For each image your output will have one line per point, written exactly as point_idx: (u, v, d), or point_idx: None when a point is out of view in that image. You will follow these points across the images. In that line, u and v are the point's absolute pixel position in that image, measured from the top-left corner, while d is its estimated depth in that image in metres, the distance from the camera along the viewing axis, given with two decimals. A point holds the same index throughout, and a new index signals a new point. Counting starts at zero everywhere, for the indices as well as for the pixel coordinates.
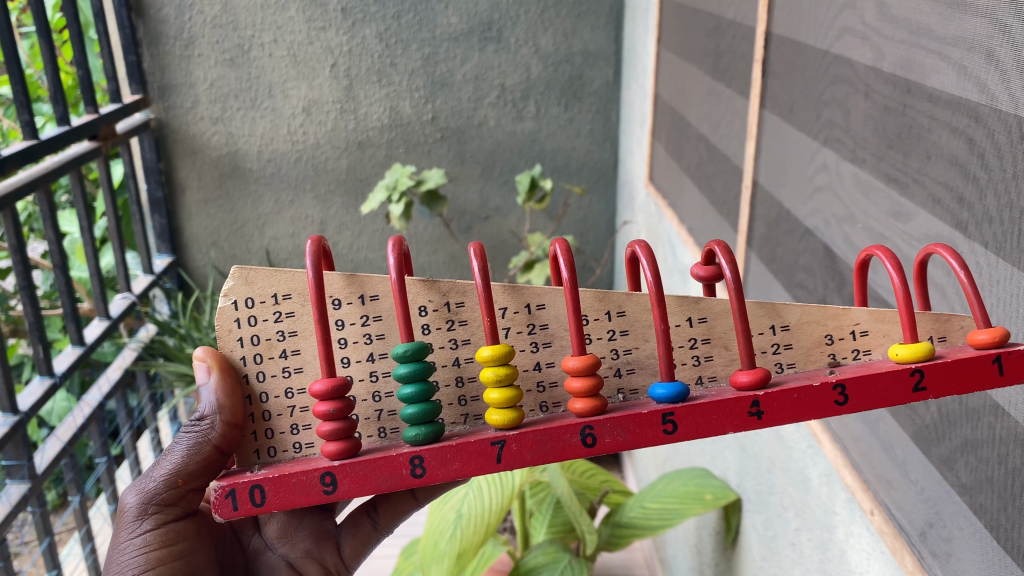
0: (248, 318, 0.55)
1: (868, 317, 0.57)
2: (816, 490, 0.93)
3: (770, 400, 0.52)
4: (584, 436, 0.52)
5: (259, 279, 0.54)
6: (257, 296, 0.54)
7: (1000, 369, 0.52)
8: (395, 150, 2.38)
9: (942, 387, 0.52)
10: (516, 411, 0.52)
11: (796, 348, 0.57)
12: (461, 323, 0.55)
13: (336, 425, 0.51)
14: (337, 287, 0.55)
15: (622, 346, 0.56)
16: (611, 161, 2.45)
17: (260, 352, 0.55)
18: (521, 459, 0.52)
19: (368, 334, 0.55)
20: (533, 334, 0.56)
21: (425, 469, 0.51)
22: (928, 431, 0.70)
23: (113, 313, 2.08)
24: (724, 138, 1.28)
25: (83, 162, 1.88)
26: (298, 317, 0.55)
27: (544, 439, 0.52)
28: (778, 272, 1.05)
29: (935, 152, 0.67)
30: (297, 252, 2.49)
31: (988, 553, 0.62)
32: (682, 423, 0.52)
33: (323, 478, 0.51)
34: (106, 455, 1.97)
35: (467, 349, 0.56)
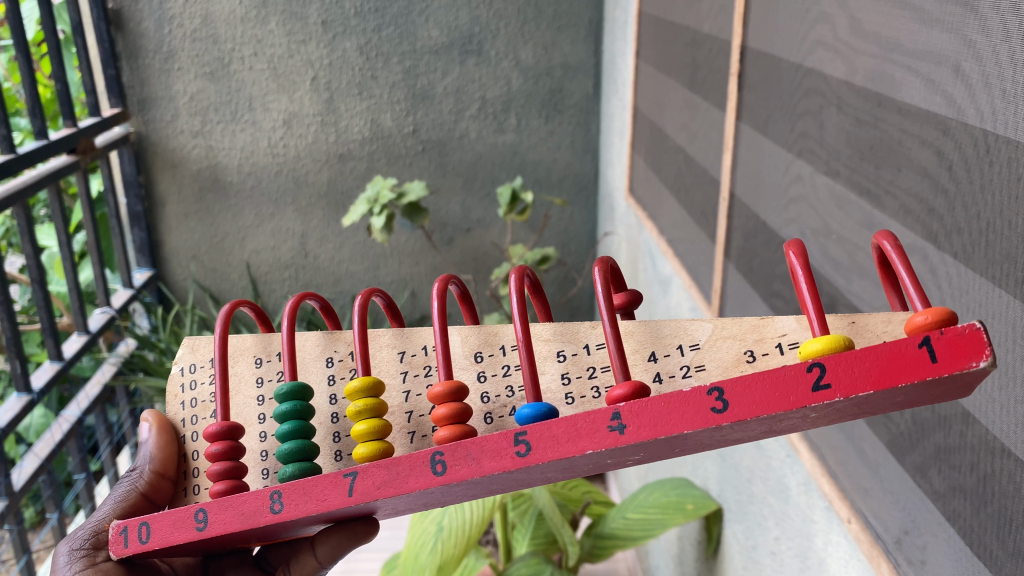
0: (189, 382, 0.61)
1: (794, 327, 0.52)
2: (796, 499, 0.93)
3: (630, 408, 0.43)
4: (433, 464, 0.45)
5: (202, 346, 0.61)
6: (198, 362, 0.61)
7: (931, 355, 0.39)
8: (376, 162, 2.38)
9: (850, 383, 0.40)
10: (384, 445, 0.50)
11: (708, 369, 0.53)
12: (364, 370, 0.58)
13: (223, 462, 0.52)
14: (259, 348, 0.60)
15: (517, 382, 0.55)
16: (591, 173, 2.47)
17: (197, 414, 0.61)
18: (373, 493, 0.46)
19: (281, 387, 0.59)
20: (429, 376, 0.57)
21: (283, 504, 0.47)
22: (903, 439, 0.71)
23: (92, 327, 2.07)
24: (701, 150, 1.29)
25: (60, 177, 1.86)
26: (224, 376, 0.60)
27: (392, 468, 0.46)
28: (755, 282, 1.06)
29: (906, 165, 0.68)
30: (278, 265, 2.48)
31: (960, 560, 0.62)
32: (534, 442, 0.44)
33: (196, 514, 0.49)
34: (85, 471, 1.95)
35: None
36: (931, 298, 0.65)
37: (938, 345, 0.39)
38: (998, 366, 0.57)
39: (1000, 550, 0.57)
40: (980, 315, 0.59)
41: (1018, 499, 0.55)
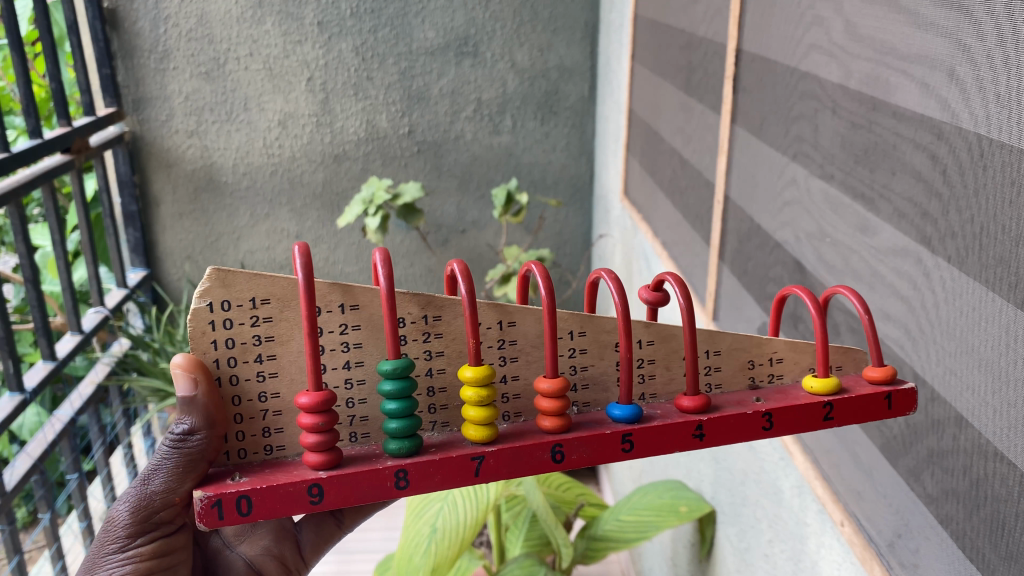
0: (222, 322, 0.51)
1: (785, 346, 0.63)
2: (789, 502, 0.93)
3: (711, 424, 0.57)
4: (553, 453, 0.55)
5: (238, 282, 0.50)
6: (233, 299, 0.50)
7: (890, 404, 0.60)
8: (371, 163, 2.38)
9: (846, 417, 0.60)
10: (492, 428, 0.54)
11: (722, 372, 0.62)
12: (434, 334, 0.55)
13: (320, 437, 0.51)
14: (322, 293, 0.52)
15: (580, 363, 0.58)
16: (586, 175, 2.47)
17: (233, 356, 0.52)
18: (497, 473, 0.54)
19: (346, 343, 0.53)
20: (502, 349, 0.56)
21: (409, 481, 0.52)
22: (896, 442, 0.71)
23: (86, 327, 2.06)
24: (696, 153, 1.29)
25: (55, 175, 1.86)
26: (277, 319, 0.52)
27: (518, 454, 0.54)
28: (749, 285, 1.06)
29: (900, 169, 0.68)
30: (273, 266, 2.48)
31: (954, 563, 0.63)
32: (638, 442, 0.56)
33: (311, 489, 0.51)
34: (78, 471, 1.94)
35: (441, 361, 0.56)
36: (925, 302, 0.65)
37: (895, 399, 0.60)
38: (989, 371, 0.57)
39: (993, 554, 0.58)
40: (973, 318, 0.59)
41: (1011, 502, 0.55)
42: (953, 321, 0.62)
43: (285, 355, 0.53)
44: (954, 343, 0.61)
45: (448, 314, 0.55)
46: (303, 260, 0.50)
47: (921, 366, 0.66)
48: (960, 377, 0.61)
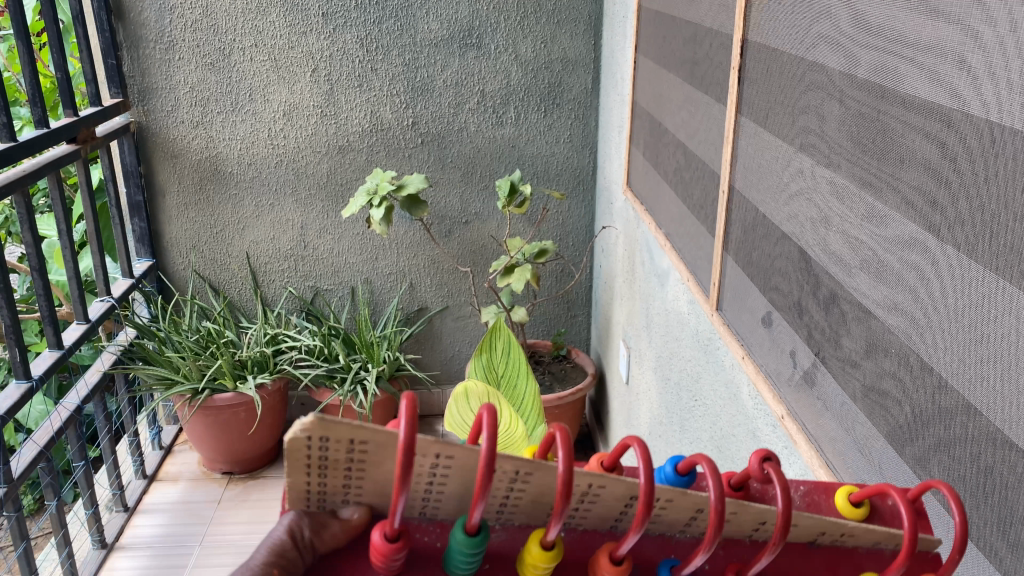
0: (319, 448, 0.50)
1: (862, 530, 0.59)
2: None
3: None
4: None
5: (338, 426, 0.49)
6: (332, 436, 0.49)
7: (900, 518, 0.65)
8: (376, 154, 2.39)
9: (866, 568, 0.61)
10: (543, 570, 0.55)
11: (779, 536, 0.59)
12: (524, 488, 0.55)
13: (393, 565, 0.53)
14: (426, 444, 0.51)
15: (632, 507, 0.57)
16: (589, 166, 2.48)
17: (324, 469, 0.51)
18: None
19: (434, 473, 0.53)
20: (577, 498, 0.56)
21: None
22: (902, 431, 0.72)
23: (91, 316, 2.07)
24: (701, 145, 1.30)
25: (60, 165, 1.87)
26: (374, 454, 0.51)
27: None
28: (754, 275, 1.08)
29: (908, 157, 0.70)
30: (277, 256, 2.50)
31: (960, 552, 0.65)
32: None
33: None
34: (84, 459, 1.96)
35: (518, 492, 0.55)
36: (933, 289, 0.66)
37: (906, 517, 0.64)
38: (998, 357, 0.59)
39: (1002, 544, 0.59)
40: (983, 305, 0.60)
41: (1019, 490, 0.57)
42: (962, 309, 0.63)
43: (370, 472, 0.52)
44: (963, 331, 0.63)
45: (541, 476, 0.54)
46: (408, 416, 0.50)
47: (927, 353, 0.67)
48: (966, 363, 0.62)
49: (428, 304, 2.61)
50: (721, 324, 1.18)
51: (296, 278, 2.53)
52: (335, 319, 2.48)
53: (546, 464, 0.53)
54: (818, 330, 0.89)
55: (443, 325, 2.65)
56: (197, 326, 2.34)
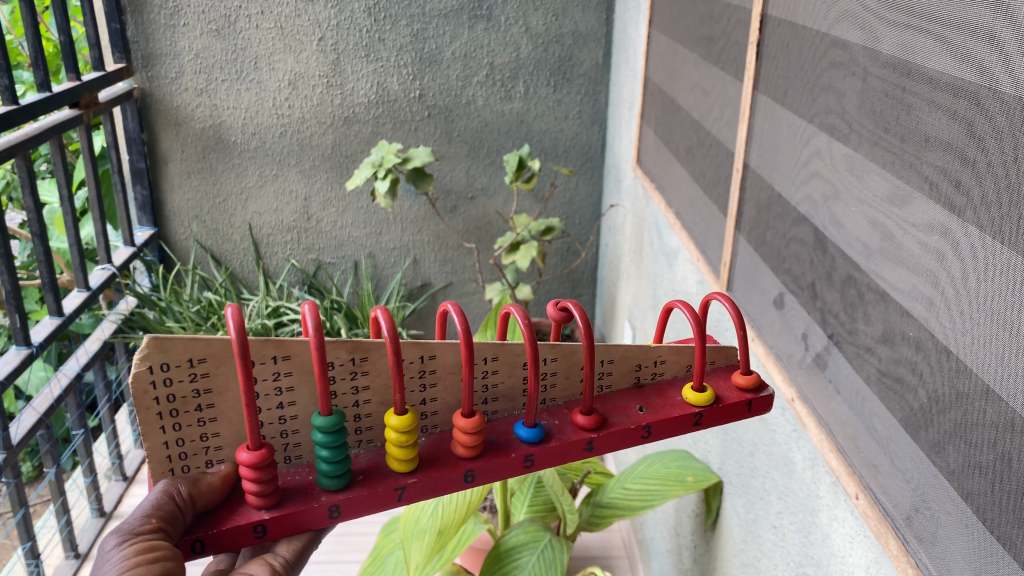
0: (163, 380, 0.59)
1: (668, 352, 0.80)
2: (801, 474, 0.93)
3: (599, 440, 0.73)
4: (467, 476, 0.69)
5: (174, 347, 0.59)
6: (172, 362, 0.59)
7: (751, 408, 0.80)
8: (382, 127, 2.36)
9: (710, 420, 0.78)
10: (411, 460, 0.67)
11: (612, 374, 0.78)
12: (359, 375, 0.65)
13: (260, 485, 0.63)
14: (259, 352, 0.61)
15: (492, 381, 0.71)
16: (598, 143, 2.45)
17: (176, 408, 0.61)
18: (419, 495, 0.68)
19: (278, 387, 0.63)
20: (422, 376, 0.68)
21: (340, 512, 0.66)
22: (917, 416, 0.69)
23: (92, 284, 2.06)
24: (715, 122, 1.28)
25: (63, 130, 1.84)
26: (215, 375, 0.61)
27: (435, 483, 0.68)
28: (766, 255, 1.05)
29: (933, 136, 0.67)
30: (281, 228, 2.47)
31: (973, 539, 0.62)
32: (537, 460, 0.71)
33: (255, 527, 0.65)
34: (83, 427, 1.95)
35: (366, 394, 0.67)
36: (954, 272, 0.64)
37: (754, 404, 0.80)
38: (1018, 341, 0.56)
39: (1018, 532, 0.56)
40: (1006, 288, 0.58)
41: None
42: (983, 292, 0.60)
43: (217, 387, 0.62)
44: (984, 314, 0.60)
45: (372, 360, 0.65)
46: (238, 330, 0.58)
47: (946, 335, 0.65)
48: (987, 346, 0.60)
49: (431, 280, 2.60)
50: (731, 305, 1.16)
51: (299, 250, 2.51)
52: (337, 292, 2.47)
53: (374, 344, 0.64)
54: (833, 313, 0.86)
55: (446, 301, 2.64)
56: (199, 297, 2.35)
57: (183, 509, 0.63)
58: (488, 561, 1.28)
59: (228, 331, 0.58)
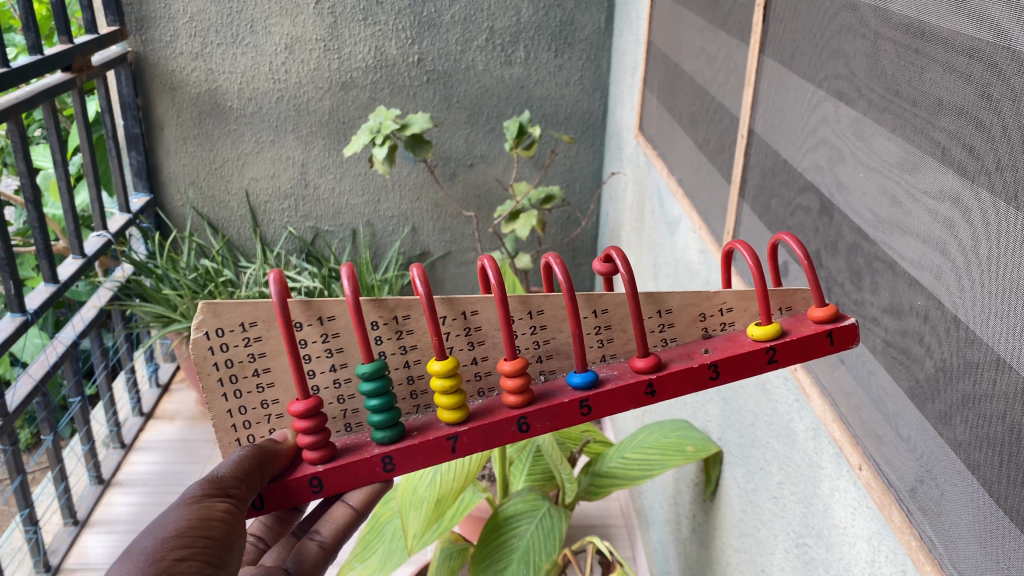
0: (220, 345, 0.65)
1: (734, 298, 0.74)
2: (802, 445, 0.92)
3: (660, 381, 0.70)
4: (520, 424, 0.69)
5: (225, 312, 0.64)
6: (225, 327, 0.65)
7: (831, 340, 0.71)
8: (379, 92, 2.33)
9: (789, 357, 0.71)
10: (463, 410, 0.68)
11: (675, 325, 0.73)
12: (404, 336, 0.68)
13: (314, 438, 0.67)
14: (298, 314, 0.66)
15: (542, 336, 0.71)
16: (600, 110, 2.41)
17: (234, 373, 0.66)
18: (471, 447, 0.69)
19: (328, 349, 0.67)
20: (469, 334, 0.69)
21: (394, 465, 0.68)
22: (924, 387, 0.67)
23: (87, 251, 2.04)
24: (719, 87, 1.25)
25: (56, 94, 1.81)
26: (265, 340, 0.66)
27: (488, 432, 0.69)
28: (770, 223, 1.04)
29: (946, 99, 0.65)
30: (278, 194, 2.45)
31: (979, 511, 0.60)
32: (594, 406, 0.70)
33: (311, 480, 0.69)
34: (80, 395, 1.95)
35: (415, 353, 0.69)
36: (966, 240, 0.62)
37: (836, 336, 0.71)
38: None
39: None
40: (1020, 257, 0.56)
41: None
42: (996, 261, 0.58)
43: (272, 352, 0.67)
44: (996, 282, 0.58)
45: (415, 318, 0.68)
46: (277, 290, 0.63)
47: (956, 305, 0.63)
48: (999, 316, 0.58)
49: (430, 248, 2.57)
50: (733, 274, 1.14)
51: (296, 218, 2.49)
52: (334, 260, 2.45)
53: (410, 302, 0.67)
54: (838, 281, 0.85)
55: (444, 270, 2.62)
56: (195, 264, 2.32)
57: (259, 471, 0.68)
58: (487, 531, 1.27)
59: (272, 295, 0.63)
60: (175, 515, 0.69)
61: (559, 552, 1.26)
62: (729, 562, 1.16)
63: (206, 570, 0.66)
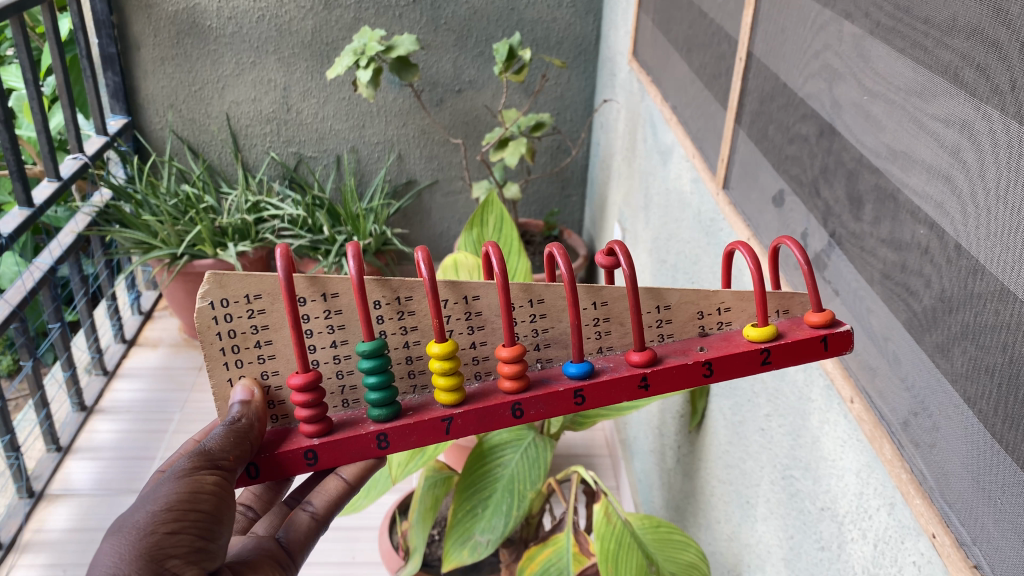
0: (223, 315, 0.62)
1: (732, 298, 0.72)
2: (792, 377, 0.90)
3: (655, 376, 0.68)
4: (514, 410, 0.67)
5: (231, 282, 0.62)
6: (230, 297, 0.62)
7: (826, 346, 0.70)
8: (364, 12, 2.25)
9: (782, 361, 0.70)
10: (459, 392, 0.66)
11: (672, 321, 0.71)
12: (404, 316, 0.65)
13: (312, 411, 0.64)
14: (301, 287, 0.63)
15: (540, 326, 0.68)
16: (592, 34, 2.34)
17: (236, 343, 0.64)
18: (466, 430, 0.66)
19: (330, 324, 0.64)
20: (469, 318, 0.67)
21: (389, 442, 0.66)
22: (922, 318, 0.65)
23: (64, 174, 1.98)
24: (718, 7, 1.20)
25: (25, 9, 1.73)
26: (269, 312, 0.63)
27: (482, 415, 0.66)
28: (767, 150, 1.00)
29: (961, 16, 0.61)
30: (260, 119, 2.38)
31: (975, 444, 0.58)
32: (589, 397, 0.67)
33: (307, 454, 0.66)
34: (60, 321, 1.91)
35: (415, 334, 0.66)
36: (976, 165, 0.59)
37: (830, 342, 0.69)
38: None
39: None
40: None
41: None
42: (1008, 187, 0.55)
43: (273, 323, 0.63)
44: (1006, 209, 0.55)
45: (415, 299, 0.65)
46: (283, 264, 0.60)
47: (962, 234, 0.60)
48: (1008, 245, 0.55)
49: (416, 177, 2.52)
50: (726, 204, 1.11)
51: (279, 143, 2.43)
52: (319, 187, 2.40)
53: (412, 283, 0.64)
54: (837, 209, 0.82)
55: (431, 199, 2.56)
56: (176, 190, 2.26)
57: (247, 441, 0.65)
58: (471, 460, 1.26)
59: (277, 268, 0.61)
60: (164, 488, 0.66)
61: (543, 482, 1.26)
62: (713, 493, 1.16)
63: (197, 545, 0.64)
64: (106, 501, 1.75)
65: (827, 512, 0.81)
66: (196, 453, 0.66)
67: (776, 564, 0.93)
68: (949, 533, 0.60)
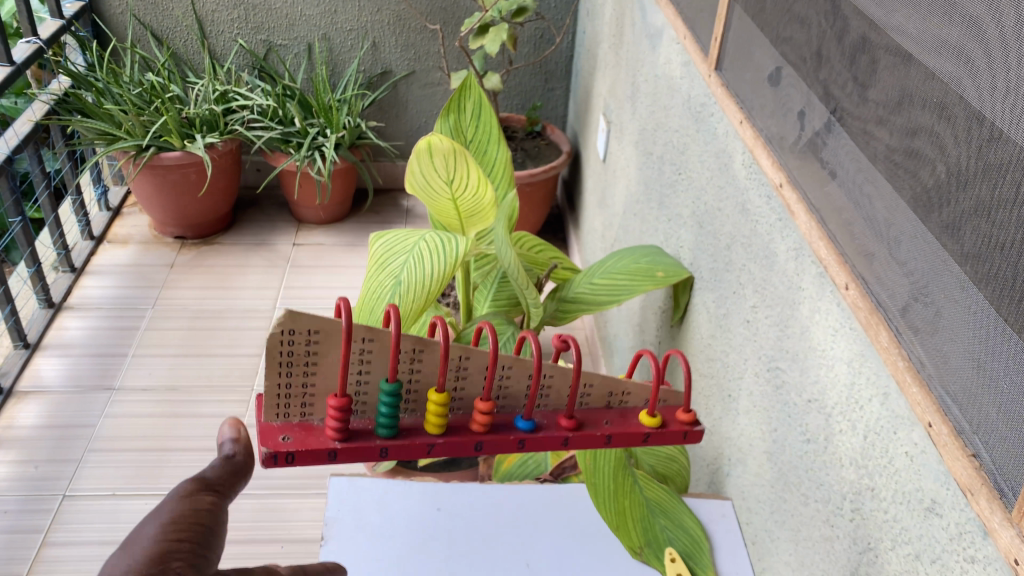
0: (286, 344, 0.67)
1: (640, 388, 0.82)
2: (782, 266, 0.86)
3: (578, 440, 0.77)
4: (477, 447, 0.75)
5: (301, 318, 0.66)
6: (297, 328, 0.66)
7: (686, 436, 0.81)
8: None
9: (671, 437, 0.80)
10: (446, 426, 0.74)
11: (592, 393, 0.81)
12: (413, 358, 0.72)
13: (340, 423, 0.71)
14: (358, 330, 0.69)
15: (501, 385, 0.77)
16: None
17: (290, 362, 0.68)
18: (445, 454, 0.75)
19: (363, 357, 0.71)
20: (455, 373, 0.74)
21: (387, 455, 0.73)
22: (930, 195, 0.60)
23: (17, 58, 1.86)
24: None
25: None
26: (322, 344, 0.68)
27: (456, 445, 0.74)
28: (764, 25, 0.93)
29: None
30: (226, 3, 2.25)
31: (981, 328, 0.54)
32: (529, 445, 0.76)
33: (329, 452, 0.72)
34: (21, 215, 1.83)
35: (416, 375, 0.73)
36: (998, 21, 0.53)
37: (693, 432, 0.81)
38: None
39: None
40: None
41: None
42: None
43: (324, 353, 0.69)
44: None
45: (426, 350, 0.72)
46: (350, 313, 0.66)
47: (979, 100, 0.54)
48: None
49: (393, 68, 2.41)
50: (718, 86, 1.05)
51: (247, 30, 2.30)
52: (291, 78, 2.29)
53: (431, 343, 0.72)
54: (838, 85, 0.76)
55: (409, 92, 2.46)
56: (139, 79, 2.15)
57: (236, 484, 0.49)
58: None
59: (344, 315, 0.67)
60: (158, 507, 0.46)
61: None
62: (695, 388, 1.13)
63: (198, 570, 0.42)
64: (78, 398, 1.71)
65: (814, 404, 0.78)
66: (187, 480, 0.48)
67: (758, 458, 0.91)
68: (946, 421, 0.57)
